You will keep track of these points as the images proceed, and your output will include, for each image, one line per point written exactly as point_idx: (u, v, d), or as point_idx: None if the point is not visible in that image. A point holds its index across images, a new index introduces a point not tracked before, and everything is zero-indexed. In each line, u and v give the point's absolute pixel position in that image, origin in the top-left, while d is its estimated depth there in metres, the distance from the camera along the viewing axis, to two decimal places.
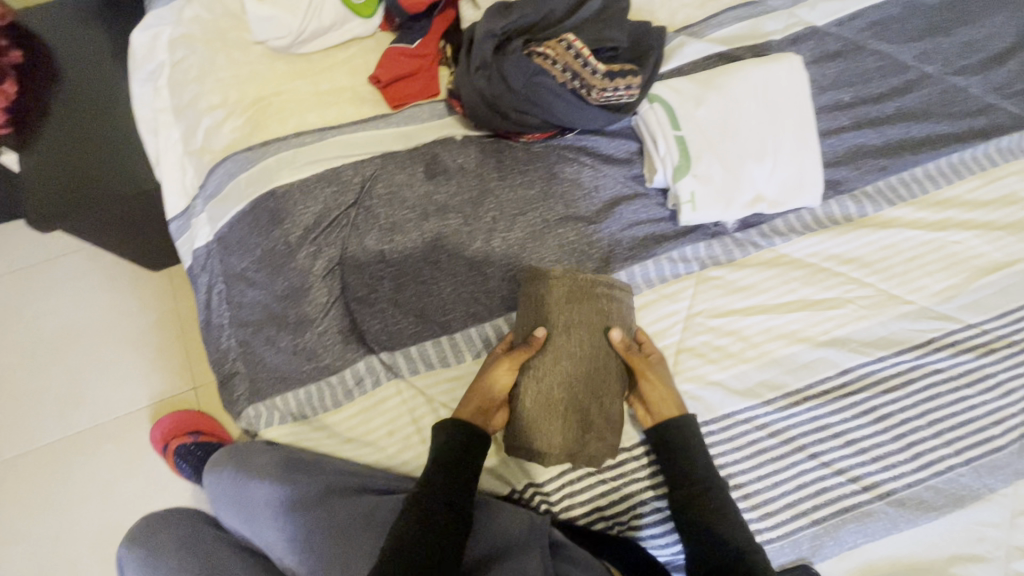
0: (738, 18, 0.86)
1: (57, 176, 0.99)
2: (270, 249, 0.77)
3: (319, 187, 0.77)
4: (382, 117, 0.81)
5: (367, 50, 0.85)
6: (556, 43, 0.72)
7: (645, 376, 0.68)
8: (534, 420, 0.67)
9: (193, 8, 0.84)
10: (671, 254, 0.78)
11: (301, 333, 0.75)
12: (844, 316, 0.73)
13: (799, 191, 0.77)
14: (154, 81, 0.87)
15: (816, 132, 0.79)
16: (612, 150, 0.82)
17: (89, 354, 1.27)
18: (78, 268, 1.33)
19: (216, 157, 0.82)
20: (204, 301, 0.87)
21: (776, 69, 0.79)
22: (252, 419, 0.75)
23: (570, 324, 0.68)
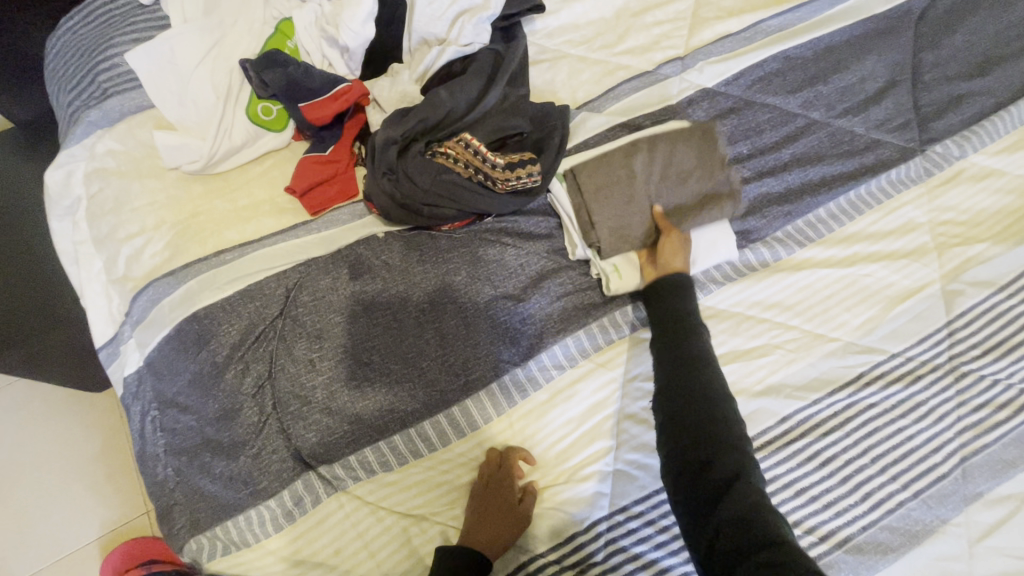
0: (634, 89, 0.92)
1: None
2: (199, 371, 0.76)
3: (243, 304, 0.77)
4: (303, 225, 0.82)
5: (282, 160, 0.86)
6: (456, 143, 0.78)
7: (670, 232, 0.77)
8: (599, 168, 0.79)
9: (105, 142, 0.84)
10: (603, 321, 0.79)
11: (235, 456, 0.72)
12: (774, 362, 0.74)
13: (714, 248, 0.79)
14: (72, 216, 0.86)
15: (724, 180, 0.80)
16: (530, 227, 0.84)
17: (30, 492, 1.19)
18: (15, 400, 1.27)
19: (138, 284, 0.82)
20: (139, 430, 0.84)
21: (682, 141, 0.80)
22: (195, 552, 0.72)
23: (670, 161, 0.80)
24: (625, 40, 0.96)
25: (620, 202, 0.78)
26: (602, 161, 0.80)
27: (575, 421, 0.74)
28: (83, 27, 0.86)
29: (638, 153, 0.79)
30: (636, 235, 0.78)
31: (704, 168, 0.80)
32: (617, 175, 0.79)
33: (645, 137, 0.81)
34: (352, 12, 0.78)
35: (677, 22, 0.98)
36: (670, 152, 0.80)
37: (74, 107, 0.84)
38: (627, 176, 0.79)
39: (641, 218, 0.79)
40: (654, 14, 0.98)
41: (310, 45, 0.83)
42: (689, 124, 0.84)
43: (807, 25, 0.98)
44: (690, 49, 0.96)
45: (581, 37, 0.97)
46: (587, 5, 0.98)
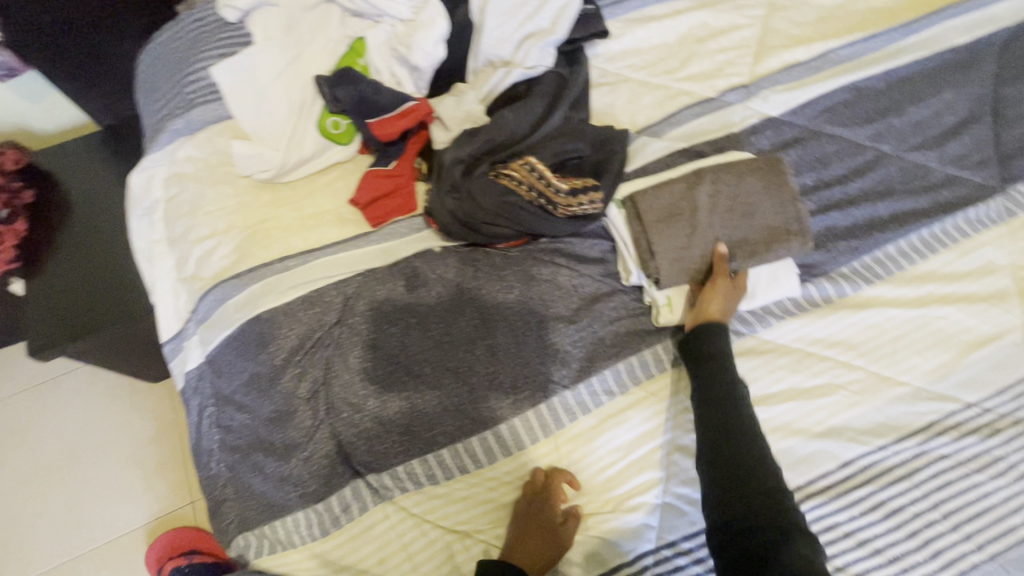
0: (696, 115, 0.91)
1: (60, 306, 1.04)
2: (258, 373, 0.79)
3: (302, 310, 0.79)
4: (363, 236, 0.84)
5: (346, 172, 0.88)
6: (520, 165, 0.78)
7: (720, 278, 0.75)
8: (660, 199, 0.78)
9: (185, 148, 0.88)
10: (656, 348, 0.78)
11: (287, 458, 0.74)
12: (837, 404, 0.71)
13: (775, 282, 0.77)
14: (150, 216, 0.92)
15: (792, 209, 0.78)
16: (585, 250, 0.83)
17: (87, 474, 1.25)
18: (80, 385, 1.35)
19: (206, 284, 0.86)
20: (196, 425, 0.87)
21: (748, 175, 0.79)
22: (242, 549, 0.73)
23: (734, 193, 0.78)
24: (688, 66, 0.96)
25: (682, 234, 0.76)
26: (662, 192, 0.78)
27: (624, 449, 0.73)
28: (174, 41, 0.91)
29: (702, 185, 0.78)
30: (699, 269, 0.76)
31: (770, 201, 0.78)
32: (681, 206, 0.77)
33: (706, 169, 0.80)
34: (424, 34, 0.81)
35: (743, 49, 0.97)
36: (734, 185, 0.78)
37: (161, 116, 0.90)
38: (691, 208, 0.77)
39: (704, 251, 0.76)
40: (718, 41, 0.97)
41: (381, 63, 0.87)
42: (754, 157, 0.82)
43: (879, 56, 0.96)
44: (755, 77, 0.95)
45: (643, 62, 0.97)
46: (650, 31, 0.98)
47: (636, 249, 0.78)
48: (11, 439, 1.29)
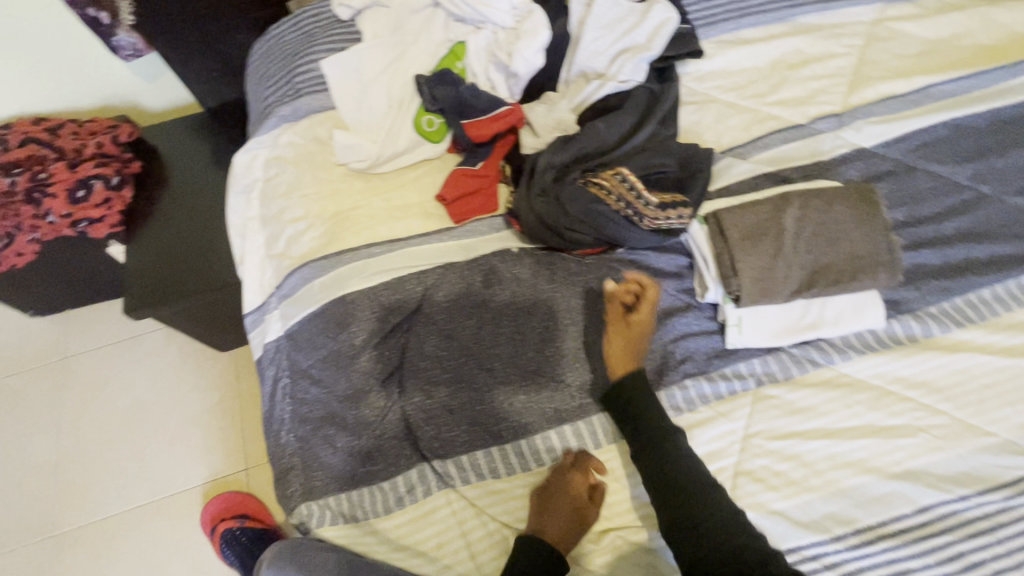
0: (785, 141, 0.91)
1: (157, 271, 1.13)
2: (337, 351, 0.82)
3: (385, 295, 0.83)
4: (446, 231, 0.88)
5: (434, 169, 0.92)
6: (611, 175, 0.78)
7: (619, 327, 0.76)
8: (745, 218, 0.78)
9: (288, 134, 0.94)
10: (724, 370, 0.77)
11: (358, 435, 0.77)
12: (916, 447, 0.69)
13: (860, 311, 0.76)
14: (247, 194, 0.98)
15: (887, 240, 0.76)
16: (662, 263, 0.84)
17: (155, 430, 1.33)
18: (155, 346, 1.44)
19: (295, 263, 0.90)
20: (269, 394, 0.90)
21: (839, 203, 0.78)
22: (304, 517, 0.76)
23: (823, 217, 0.77)
24: (779, 91, 0.95)
25: (766, 254, 0.76)
26: (746, 212, 0.79)
27: None
28: (288, 34, 0.98)
29: (790, 208, 0.78)
30: (782, 291, 0.75)
31: (862, 229, 0.76)
32: (766, 228, 0.77)
33: (793, 192, 0.80)
34: (526, 42, 0.85)
35: (837, 77, 0.96)
36: (824, 209, 0.77)
37: (269, 103, 0.96)
38: (776, 229, 0.77)
39: (788, 273, 0.75)
40: (812, 68, 0.97)
41: (478, 67, 0.91)
42: (843, 185, 0.81)
43: (984, 95, 0.93)
44: (848, 107, 0.93)
45: (733, 83, 0.97)
46: (743, 54, 0.98)
47: (716, 265, 0.78)
48: (91, 390, 1.39)
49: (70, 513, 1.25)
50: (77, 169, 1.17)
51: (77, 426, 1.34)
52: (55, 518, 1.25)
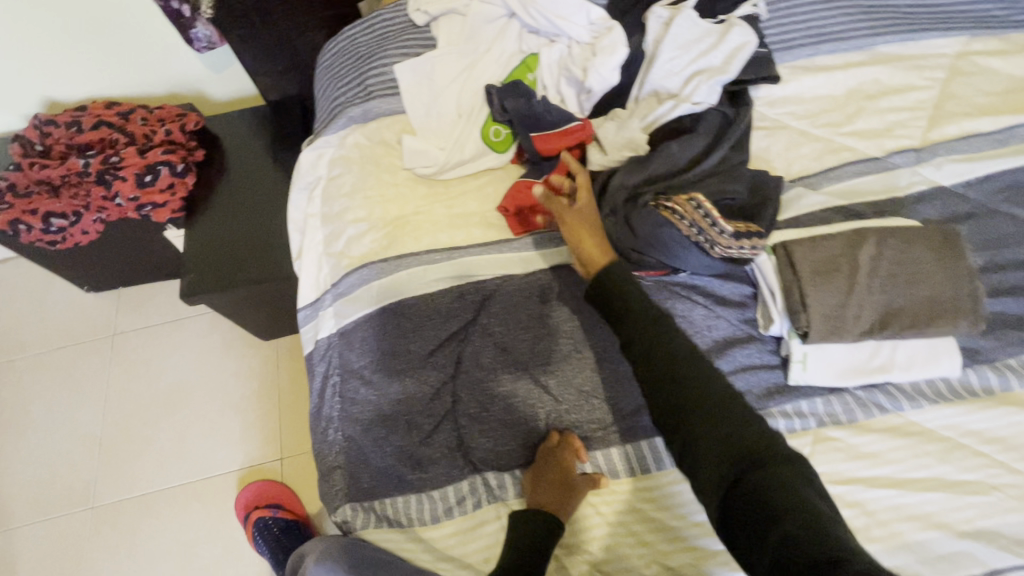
0: (859, 174, 0.88)
1: (215, 257, 1.16)
2: (392, 353, 0.83)
3: (443, 303, 0.84)
4: (507, 242, 0.87)
5: (497, 178, 0.92)
6: (684, 200, 0.75)
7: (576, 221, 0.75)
8: (816, 252, 0.76)
9: (355, 135, 0.95)
10: (785, 407, 0.75)
11: (410, 440, 0.78)
12: (989, 506, 0.66)
13: (935, 358, 0.73)
14: (309, 190, 0.99)
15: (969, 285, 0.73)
16: (725, 291, 0.82)
17: (196, 412, 1.36)
18: (201, 330, 1.47)
19: (353, 263, 0.91)
20: (319, 390, 0.90)
21: (917, 242, 0.75)
22: (349, 517, 0.76)
23: (901, 255, 0.75)
24: (854, 121, 0.93)
25: (838, 290, 0.73)
26: (818, 245, 0.77)
27: None
28: (362, 37, 1.01)
29: (865, 245, 0.75)
30: (853, 330, 0.73)
31: (941, 271, 0.73)
32: (839, 263, 0.75)
33: (869, 228, 0.78)
34: (603, 59, 0.84)
35: (917, 111, 0.93)
36: (902, 248, 0.75)
37: (339, 103, 0.98)
38: (850, 266, 0.75)
39: (860, 310, 0.73)
40: (891, 99, 0.94)
41: (549, 79, 0.91)
42: (921, 224, 0.78)
43: None
44: (927, 142, 0.90)
45: (806, 111, 0.95)
46: (818, 81, 0.96)
47: (783, 297, 0.76)
48: (138, 368, 1.43)
49: (111, 486, 1.29)
50: (146, 154, 1.20)
51: (123, 402, 1.39)
52: (98, 490, 1.28)
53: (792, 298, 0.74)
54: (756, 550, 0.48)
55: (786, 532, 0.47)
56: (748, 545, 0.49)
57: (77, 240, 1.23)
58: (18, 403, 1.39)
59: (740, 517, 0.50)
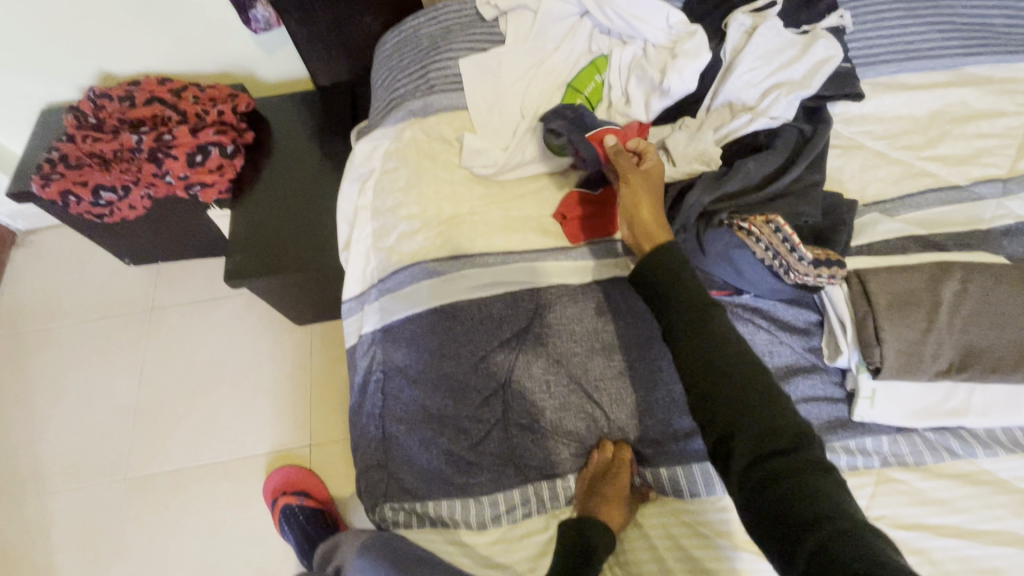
0: (939, 202, 0.84)
1: (259, 241, 1.16)
2: (441, 356, 0.81)
3: (496, 308, 0.82)
4: (563, 250, 0.85)
5: (556, 183, 0.90)
6: (761, 221, 0.71)
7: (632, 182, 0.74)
8: (894, 284, 0.72)
9: (412, 129, 0.93)
10: (848, 443, 0.72)
11: (458, 446, 0.76)
12: None
13: (1015, 405, 0.69)
14: (361, 182, 0.97)
15: None
16: (790, 317, 0.79)
17: (228, 392, 1.37)
18: (236, 310, 1.48)
19: (404, 260, 0.89)
20: (360, 386, 0.89)
21: (1006, 280, 0.71)
22: (388, 517, 0.78)
23: (987, 294, 0.70)
24: (937, 145, 0.88)
25: (916, 327, 0.70)
26: (895, 276, 0.73)
27: None
28: (424, 28, 0.98)
29: (949, 280, 0.71)
30: (928, 370, 0.69)
31: None
32: (919, 297, 0.71)
33: (953, 262, 0.74)
34: (684, 62, 0.82)
35: (1006, 138, 0.87)
36: (988, 286, 0.71)
37: (399, 95, 0.96)
38: (931, 301, 0.71)
39: (937, 349, 0.69)
40: (978, 124, 0.89)
41: (617, 81, 0.89)
42: (1009, 262, 0.74)
43: None
44: (1015, 173, 0.85)
45: (885, 131, 0.90)
46: (900, 100, 0.91)
47: (856, 329, 0.72)
48: (174, 344, 1.44)
49: (143, 459, 1.31)
50: (197, 133, 1.19)
51: (158, 376, 1.40)
52: (131, 461, 1.30)
53: (865, 332, 0.71)
54: (789, 553, 0.49)
55: (827, 543, 0.46)
56: (781, 546, 0.49)
57: (123, 215, 1.24)
58: (57, 369, 1.42)
59: (769, 518, 0.51)
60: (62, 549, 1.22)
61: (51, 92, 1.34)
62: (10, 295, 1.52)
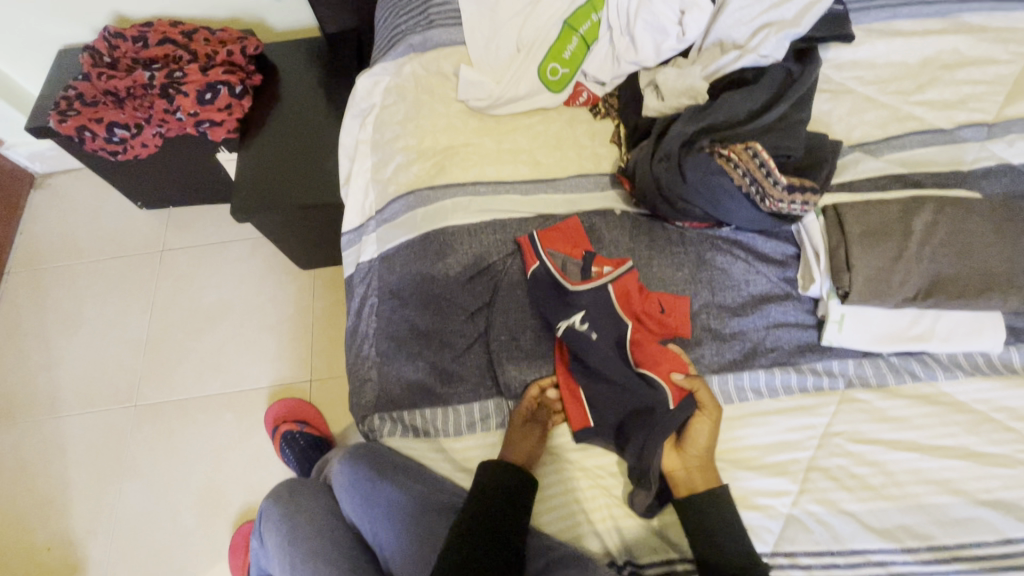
0: (923, 143, 0.85)
1: (264, 178, 1.20)
2: (430, 279, 0.85)
3: (485, 234, 0.85)
4: (553, 181, 0.89)
5: (549, 119, 0.94)
6: (741, 148, 0.75)
7: (705, 413, 0.71)
8: (868, 215, 0.75)
9: (412, 65, 0.97)
10: (814, 365, 0.76)
11: (442, 358, 0.81)
12: (1013, 478, 0.66)
13: (977, 331, 0.72)
14: (363, 117, 1.01)
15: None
16: (767, 249, 0.82)
17: (234, 330, 1.43)
18: (243, 254, 1.53)
19: (400, 190, 0.92)
20: (355, 310, 0.92)
21: (978, 213, 0.73)
22: (376, 427, 0.80)
23: (957, 225, 0.73)
24: (926, 90, 0.89)
25: (886, 255, 0.72)
26: (869, 207, 0.76)
27: (763, 449, 0.72)
28: None
29: (922, 212, 0.74)
30: (896, 296, 0.72)
31: (995, 243, 0.72)
32: (892, 227, 0.74)
33: (928, 197, 0.76)
34: (693, 15, 0.86)
35: (995, 85, 0.89)
36: (959, 218, 0.73)
37: (400, 31, 0.99)
38: (903, 231, 0.74)
39: (905, 276, 0.72)
40: (968, 71, 0.90)
41: (615, 20, 0.90)
42: (985, 198, 0.76)
43: None
44: (1001, 118, 0.86)
45: (875, 76, 0.92)
46: (892, 46, 0.92)
47: (829, 259, 0.75)
48: (183, 284, 1.50)
49: (153, 388, 1.37)
50: (208, 73, 1.24)
51: (167, 313, 1.46)
52: (141, 390, 1.37)
53: (837, 261, 0.74)
54: None
55: None
56: None
57: (137, 152, 1.29)
58: (72, 304, 1.49)
59: None
60: (75, 467, 1.29)
61: (68, 33, 1.38)
62: (28, 232, 1.58)
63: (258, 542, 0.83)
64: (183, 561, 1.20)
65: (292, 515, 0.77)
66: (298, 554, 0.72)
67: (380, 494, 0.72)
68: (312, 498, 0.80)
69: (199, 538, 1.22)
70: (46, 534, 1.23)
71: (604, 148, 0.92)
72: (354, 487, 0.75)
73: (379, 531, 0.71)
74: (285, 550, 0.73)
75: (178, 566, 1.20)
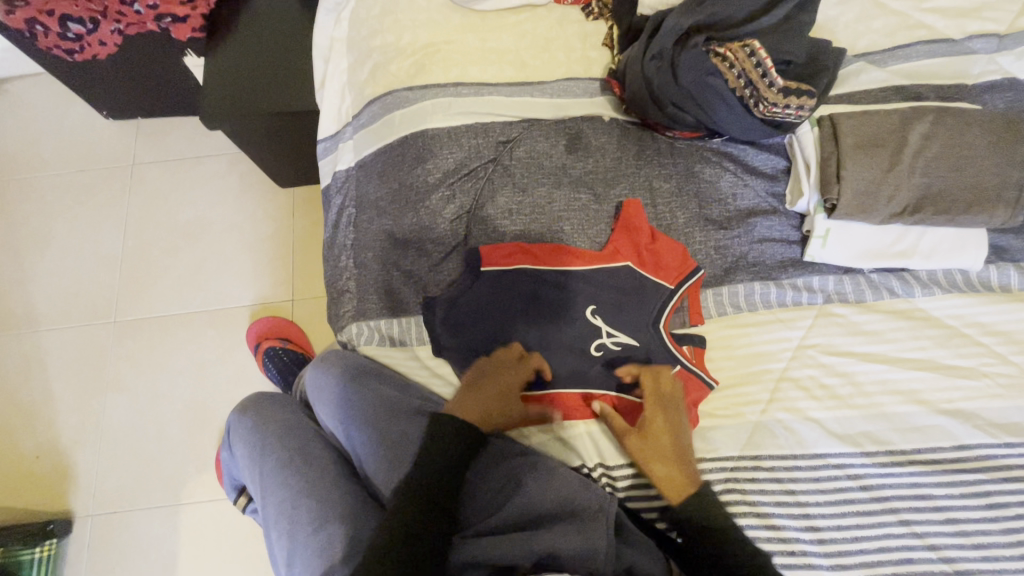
0: (930, 54, 0.81)
1: (232, 78, 1.12)
2: (407, 184, 0.80)
3: (466, 137, 0.81)
4: (540, 84, 0.85)
5: (538, 18, 0.89)
6: (738, 46, 0.72)
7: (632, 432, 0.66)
8: (865, 126, 0.72)
9: None
10: (796, 280, 0.76)
11: (420, 263, 0.78)
12: (975, 389, 0.68)
13: (960, 247, 0.72)
14: (337, 12, 0.93)
15: (1015, 175, 0.70)
16: (758, 162, 0.80)
17: (212, 247, 1.40)
18: (219, 170, 1.46)
19: (377, 91, 0.86)
20: (332, 221, 0.88)
21: (976, 126, 0.71)
22: (352, 335, 0.78)
23: (953, 135, 0.71)
24: None
25: (875, 168, 0.70)
26: (865, 116, 0.73)
27: (740, 360, 0.73)
28: None
29: (919, 123, 0.72)
30: (883, 211, 0.71)
31: (986, 156, 0.70)
32: (887, 138, 0.72)
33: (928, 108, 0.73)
34: None
35: None
36: (955, 128, 0.71)
37: None
38: (897, 143, 0.71)
39: (893, 188, 0.70)
40: None
41: None
42: (986, 112, 0.73)
43: None
44: (1014, 29, 0.81)
45: None
46: None
47: (820, 173, 0.73)
48: (158, 199, 1.44)
49: (131, 303, 1.35)
50: None
51: (142, 229, 1.42)
52: (119, 305, 1.35)
53: (826, 175, 0.72)
54: None
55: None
56: None
57: (95, 52, 1.22)
58: (42, 217, 1.43)
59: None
60: (58, 379, 1.29)
61: None
62: None
63: (228, 454, 0.82)
64: (171, 469, 1.23)
65: (259, 428, 0.75)
66: (267, 465, 0.71)
67: (358, 406, 0.69)
68: (280, 409, 0.78)
69: (185, 449, 1.24)
70: (33, 444, 1.24)
71: (595, 52, 0.88)
72: (325, 394, 0.73)
73: (353, 450, 0.68)
74: (255, 461, 0.73)
75: (166, 474, 1.23)
